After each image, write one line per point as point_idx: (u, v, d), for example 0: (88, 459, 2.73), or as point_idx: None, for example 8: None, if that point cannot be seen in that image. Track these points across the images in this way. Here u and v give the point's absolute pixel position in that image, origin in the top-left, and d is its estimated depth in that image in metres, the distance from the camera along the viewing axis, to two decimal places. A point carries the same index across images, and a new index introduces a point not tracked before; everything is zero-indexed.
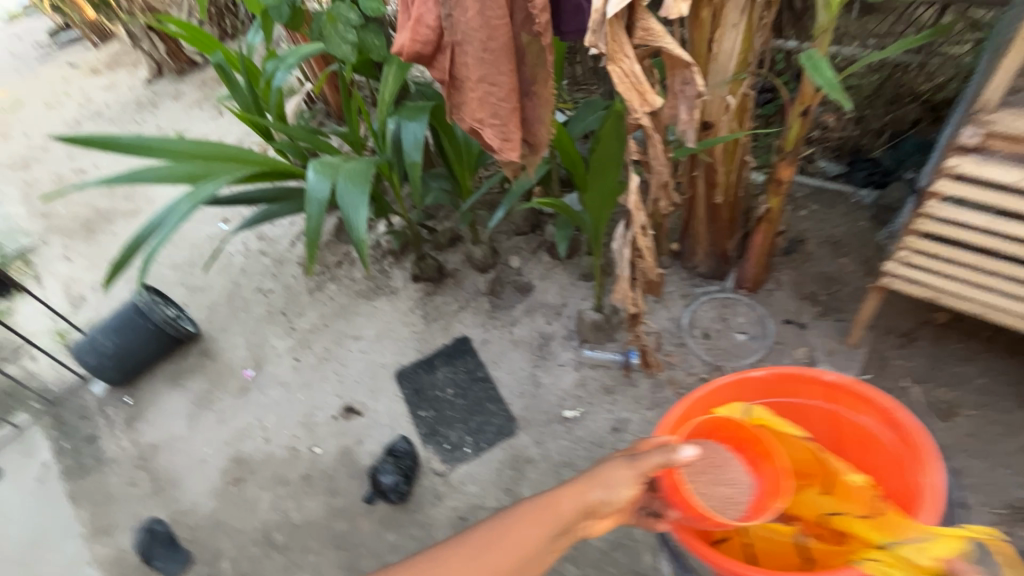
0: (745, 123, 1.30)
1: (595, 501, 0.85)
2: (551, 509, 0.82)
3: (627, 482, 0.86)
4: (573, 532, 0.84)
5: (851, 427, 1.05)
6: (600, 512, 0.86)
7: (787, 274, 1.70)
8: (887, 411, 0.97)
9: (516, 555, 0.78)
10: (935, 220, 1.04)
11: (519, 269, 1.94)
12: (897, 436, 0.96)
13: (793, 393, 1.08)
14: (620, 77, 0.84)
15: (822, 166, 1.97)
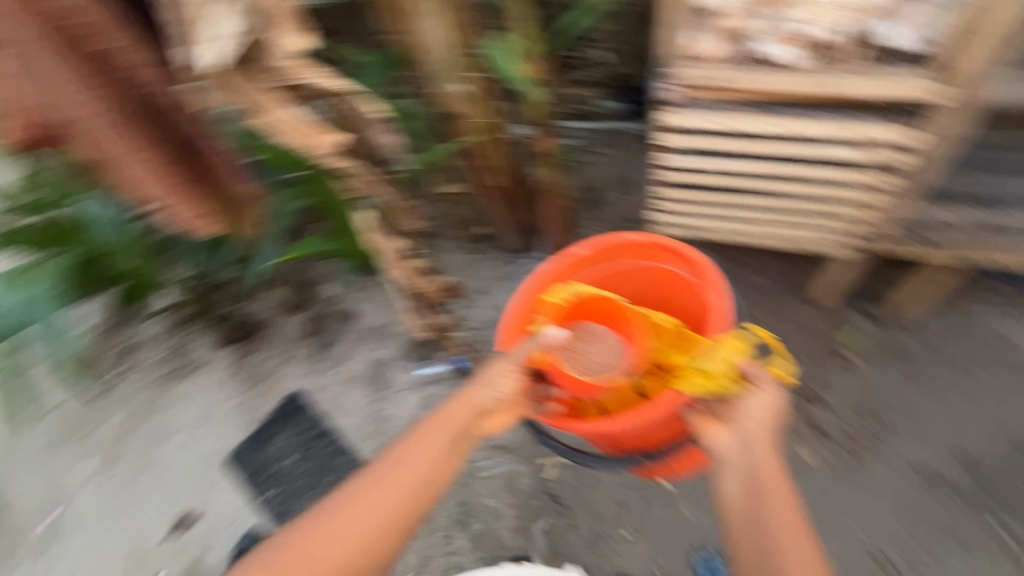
0: (493, 105, 1.23)
1: (484, 400, 0.90)
2: (446, 419, 0.87)
3: (508, 374, 0.92)
4: (472, 432, 0.89)
5: (661, 274, 1.08)
6: (492, 410, 0.91)
7: (592, 229, 1.75)
8: (684, 252, 1.02)
9: (423, 465, 0.81)
10: (676, 170, 1.06)
11: (336, 296, 1.73)
12: (694, 270, 1.01)
13: (615, 258, 1.08)
14: (281, 124, 0.77)
15: (605, 108, 1.87)
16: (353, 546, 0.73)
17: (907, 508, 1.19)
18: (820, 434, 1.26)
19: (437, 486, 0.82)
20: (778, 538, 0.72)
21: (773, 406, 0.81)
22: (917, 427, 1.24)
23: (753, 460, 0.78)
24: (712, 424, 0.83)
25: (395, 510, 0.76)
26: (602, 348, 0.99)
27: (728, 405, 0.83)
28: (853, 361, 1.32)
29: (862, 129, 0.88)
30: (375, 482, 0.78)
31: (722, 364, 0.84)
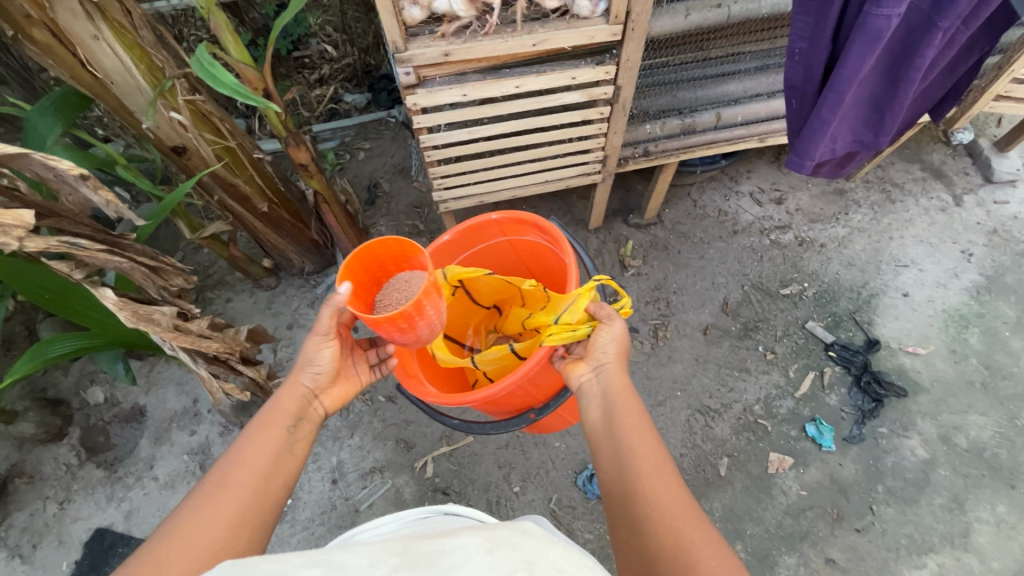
0: (224, 127, 1.09)
1: (307, 382, 0.79)
2: (273, 412, 0.74)
3: (322, 346, 0.80)
4: (310, 417, 0.77)
5: (525, 246, 1.08)
6: (325, 389, 0.81)
7: (384, 223, 1.70)
8: (536, 220, 1.01)
9: (260, 462, 0.69)
10: (440, 146, 1.09)
11: (110, 398, 1.43)
12: (547, 236, 1.00)
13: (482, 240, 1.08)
14: None
15: (351, 101, 1.87)
16: (195, 575, 0.56)
17: (707, 362, 1.45)
18: (631, 332, 1.49)
19: (286, 478, 0.70)
20: (629, 439, 0.74)
21: (621, 338, 0.88)
22: (691, 297, 1.53)
23: (610, 383, 0.84)
24: (576, 365, 0.88)
25: (240, 518, 0.63)
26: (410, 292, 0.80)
27: (588, 346, 0.89)
28: (634, 266, 1.57)
29: (575, 71, 1.00)
30: (206, 495, 0.64)
31: (576, 312, 0.92)
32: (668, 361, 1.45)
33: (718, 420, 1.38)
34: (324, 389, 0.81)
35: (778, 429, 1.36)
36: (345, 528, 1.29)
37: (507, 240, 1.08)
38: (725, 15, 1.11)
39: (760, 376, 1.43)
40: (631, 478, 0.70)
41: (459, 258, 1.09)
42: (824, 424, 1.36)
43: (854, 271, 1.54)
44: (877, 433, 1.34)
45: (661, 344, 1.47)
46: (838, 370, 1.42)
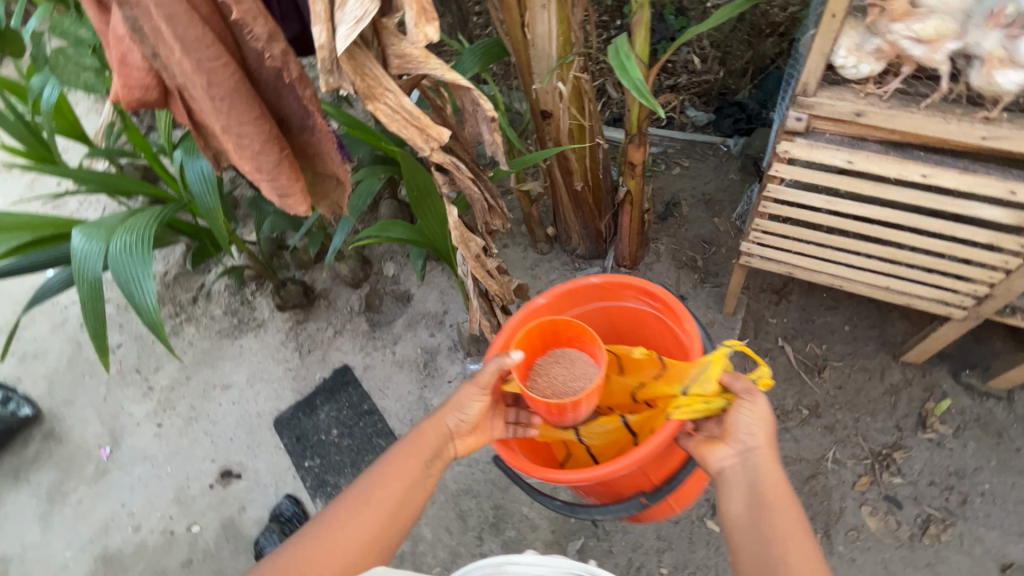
0: (589, 107, 1.17)
1: (452, 424, 0.87)
2: (417, 441, 0.86)
3: (475, 398, 0.86)
4: (447, 455, 0.87)
5: (624, 312, 1.01)
6: (463, 433, 0.88)
7: (664, 242, 1.66)
8: (644, 286, 0.95)
9: (399, 488, 0.82)
10: (784, 202, 0.97)
11: (395, 277, 1.76)
12: (657, 301, 0.94)
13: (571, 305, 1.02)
14: (388, 116, 0.72)
15: (692, 116, 1.83)
16: (339, 569, 0.75)
17: None
18: (892, 504, 1.17)
19: (415, 504, 0.83)
20: (780, 550, 0.69)
21: (767, 416, 0.77)
22: (1005, 515, 1.13)
23: (758, 473, 0.75)
24: (711, 448, 0.80)
25: (377, 531, 0.79)
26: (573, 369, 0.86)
27: (725, 425, 0.80)
28: (938, 431, 1.21)
29: (1021, 185, 0.76)
30: (355, 504, 0.80)
31: (709, 382, 0.79)
32: (927, 568, 1.10)
33: None
34: (461, 436, 0.88)
35: None
36: (498, 489, 1.36)
37: (604, 305, 1.01)
38: None
39: None
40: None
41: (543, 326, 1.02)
42: None
43: None
44: None
45: (927, 543, 1.12)
46: None
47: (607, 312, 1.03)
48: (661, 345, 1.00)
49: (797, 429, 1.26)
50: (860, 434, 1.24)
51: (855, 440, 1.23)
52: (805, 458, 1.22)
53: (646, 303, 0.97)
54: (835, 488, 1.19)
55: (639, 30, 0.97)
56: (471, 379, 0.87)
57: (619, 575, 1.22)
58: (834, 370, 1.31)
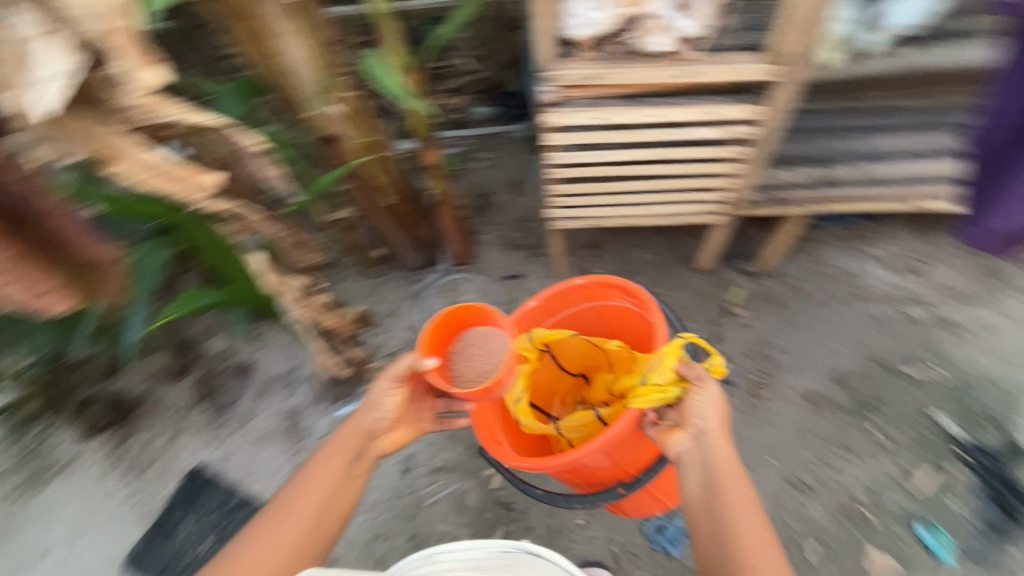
0: (372, 123, 1.19)
1: (370, 422, 0.88)
2: (336, 445, 0.86)
3: (388, 391, 0.87)
4: (368, 453, 0.88)
5: (611, 310, 1.06)
6: (384, 429, 0.90)
7: (489, 232, 1.75)
8: (624, 283, 1.00)
9: (319, 493, 0.82)
10: (567, 164, 1.10)
11: (226, 351, 1.58)
12: (635, 299, 0.99)
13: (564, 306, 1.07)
14: (145, 170, 0.67)
15: (479, 113, 1.91)
16: None
17: (808, 433, 1.33)
18: (727, 384, 1.41)
19: (338, 508, 0.83)
20: (735, 522, 0.77)
21: (718, 401, 0.85)
22: (801, 359, 1.42)
23: (712, 455, 0.83)
24: (672, 432, 0.87)
25: (299, 541, 0.78)
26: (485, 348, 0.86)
27: (682, 414, 0.87)
28: (739, 314, 1.49)
29: (721, 108, 0.98)
30: (272, 520, 0.79)
31: (665, 373, 0.87)
32: (764, 424, 1.35)
33: (813, 500, 1.26)
34: (384, 431, 0.90)
35: (884, 524, 1.22)
36: (407, 519, 1.33)
37: (594, 305, 1.07)
38: (897, 65, 1.02)
39: (869, 461, 1.29)
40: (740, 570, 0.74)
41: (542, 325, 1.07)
42: (940, 530, 1.20)
43: (1001, 364, 1.35)
44: (1004, 553, 1.18)
45: (758, 404, 1.37)
46: (967, 474, 1.25)
47: (597, 311, 1.08)
48: (648, 341, 1.04)
49: None
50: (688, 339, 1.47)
51: None
52: None
53: (627, 301, 1.02)
54: None
55: (389, 39, 1.02)
56: (382, 374, 0.88)
57: (545, 544, 1.27)
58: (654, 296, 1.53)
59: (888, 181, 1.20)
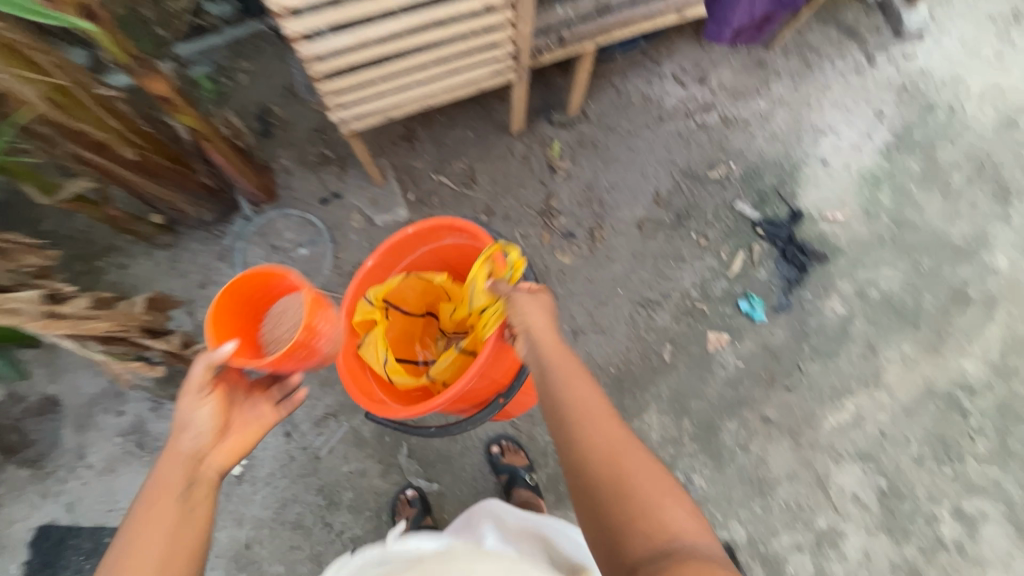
0: (45, 56, 0.91)
1: (189, 446, 0.71)
2: (155, 487, 0.67)
3: (195, 405, 0.73)
4: (204, 479, 0.70)
5: (450, 250, 1.01)
6: (214, 446, 0.73)
7: (286, 155, 1.52)
8: (453, 222, 0.95)
9: (152, 549, 0.63)
10: (327, 52, 0.95)
11: (16, 392, 1.31)
12: (467, 234, 0.95)
13: (402, 257, 1.00)
14: None
15: (215, 13, 1.57)
16: None
17: (644, 256, 1.47)
18: (569, 237, 1.48)
19: (188, 559, 0.64)
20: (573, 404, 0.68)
21: (541, 309, 0.78)
22: (623, 193, 1.52)
23: (540, 345, 0.74)
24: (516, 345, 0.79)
25: None
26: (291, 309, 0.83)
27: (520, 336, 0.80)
28: (562, 168, 1.53)
29: None
30: None
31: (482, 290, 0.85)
32: (607, 261, 1.46)
33: (659, 310, 1.42)
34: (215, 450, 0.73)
35: (714, 309, 1.42)
36: (308, 476, 1.28)
37: (430, 248, 1.01)
38: None
39: (695, 262, 1.46)
40: (598, 464, 0.62)
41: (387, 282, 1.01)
42: (755, 298, 1.42)
43: (776, 145, 1.55)
44: (802, 299, 1.42)
45: (598, 246, 1.47)
46: (766, 246, 1.46)
47: (436, 254, 1.02)
48: None
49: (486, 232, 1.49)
50: (524, 207, 1.51)
51: (523, 212, 1.50)
52: None
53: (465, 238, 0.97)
54: (534, 255, 1.47)
55: None
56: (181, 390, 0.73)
57: (450, 441, 1.30)
58: (481, 173, 1.54)
59: None
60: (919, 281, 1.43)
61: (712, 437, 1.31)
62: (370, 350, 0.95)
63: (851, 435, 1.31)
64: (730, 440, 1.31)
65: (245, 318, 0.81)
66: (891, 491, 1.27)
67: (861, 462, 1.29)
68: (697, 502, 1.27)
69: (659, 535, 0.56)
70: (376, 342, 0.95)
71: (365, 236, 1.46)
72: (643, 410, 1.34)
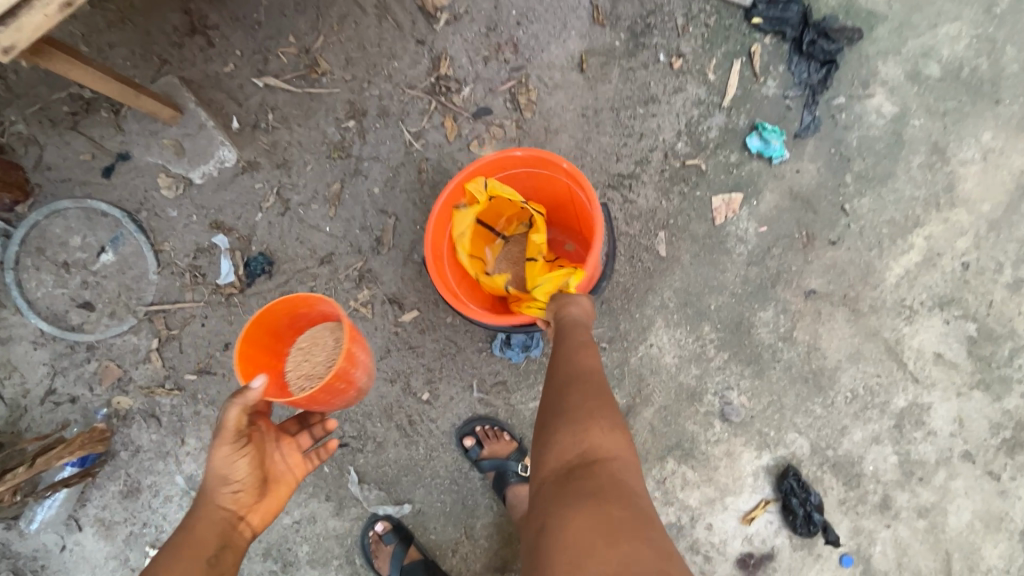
0: None
1: (225, 502, 0.69)
2: (186, 542, 0.67)
3: (232, 457, 0.67)
4: (235, 541, 0.70)
5: (579, 205, 0.82)
6: (245, 502, 0.70)
7: (20, 117, 0.96)
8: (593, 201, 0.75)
9: None
10: None
11: None
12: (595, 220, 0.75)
13: (547, 164, 0.80)
14: None
15: None
16: None
17: (599, 112, 0.99)
18: (484, 117, 0.99)
19: None
20: (574, 350, 0.66)
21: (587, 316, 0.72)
22: (544, 22, 0.99)
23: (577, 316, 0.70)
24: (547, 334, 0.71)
25: None
26: (322, 339, 0.82)
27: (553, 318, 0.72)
28: (443, 11, 0.99)
29: None
30: None
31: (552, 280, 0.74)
32: (548, 137, 0.98)
33: (637, 188, 0.98)
34: (249, 507, 0.71)
35: (714, 161, 0.98)
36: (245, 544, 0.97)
37: (568, 182, 0.80)
38: None
39: (673, 100, 0.98)
40: (556, 387, 0.63)
41: (517, 170, 0.82)
42: (768, 127, 0.97)
43: None
44: (833, 108, 0.98)
45: (530, 117, 0.99)
46: (769, 43, 0.98)
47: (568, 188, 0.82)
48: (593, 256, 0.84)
49: (365, 145, 0.99)
50: (405, 90, 0.99)
51: (407, 98, 0.99)
52: (396, 166, 0.99)
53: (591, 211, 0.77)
54: (441, 161, 0.99)
55: None
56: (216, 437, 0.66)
57: (408, 446, 0.98)
58: (326, 54, 0.99)
59: None
60: (995, 31, 0.97)
61: (745, 337, 0.97)
62: (458, 219, 0.79)
63: (924, 281, 0.97)
64: (769, 335, 0.97)
65: (271, 336, 0.80)
66: (981, 336, 0.97)
67: (940, 311, 0.97)
68: (741, 424, 0.97)
69: (578, 449, 0.56)
70: (467, 217, 0.78)
71: (189, 205, 0.97)
72: (648, 331, 0.98)
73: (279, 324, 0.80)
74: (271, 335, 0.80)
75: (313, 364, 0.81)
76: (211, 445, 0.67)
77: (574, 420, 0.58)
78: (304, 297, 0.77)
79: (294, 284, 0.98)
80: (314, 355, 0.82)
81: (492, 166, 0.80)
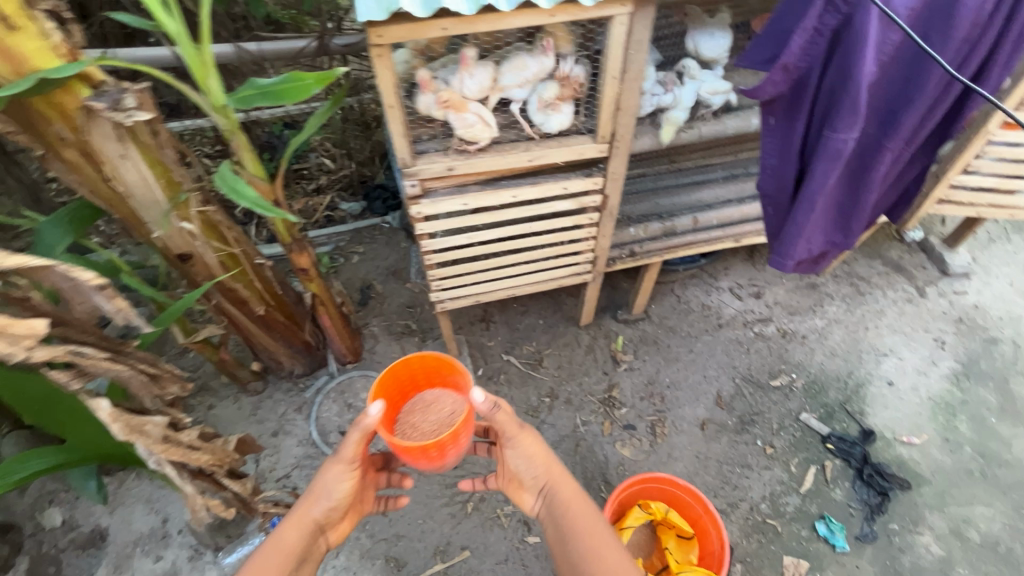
0: (232, 235, 1.13)
1: (318, 515, 0.85)
2: (280, 540, 0.82)
3: (342, 477, 0.86)
4: (313, 553, 0.85)
5: (699, 531, 1.15)
6: (331, 521, 0.88)
7: (376, 323, 1.71)
8: (720, 536, 1.09)
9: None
10: (445, 243, 1.13)
11: (69, 521, 1.33)
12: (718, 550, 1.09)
13: (684, 498, 1.16)
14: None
15: (345, 209, 2.02)
16: None
17: (707, 458, 1.43)
18: (630, 429, 1.49)
19: None
20: (556, 489, 0.87)
21: None
22: (685, 391, 1.56)
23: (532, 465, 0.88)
24: (523, 494, 0.92)
25: None
26: (442, 403, 0.93)
27: (506, 459, 0.90)
28: (625, 362, 1.61)
29: (567, 182, 1.08)
30: None
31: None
32: (669, 459, 1.43)
33: (726, 522, 1.32)
34: (331, 524, 0.89)
35: (788, 529, 1.31)
36: None
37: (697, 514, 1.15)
38: (720, 128, 1.19)
39: (762, 472, 1.40)
40: (564, 515, 0.84)
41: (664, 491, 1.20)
42: (834, 521, 1.31)
43: (837, 361, 1.59)
44: (888, 530, 1.30)
45: (659, 442, 1.46)
46: (839, 464, 1.40)
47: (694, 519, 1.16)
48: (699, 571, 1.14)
49: (550, 414, 1.53)
50: (586, 394, 1.56)
51: (585, 399, 1.55)
52: (563, 435, 1.48)
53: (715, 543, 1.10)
54: (593, 445, 1.47)
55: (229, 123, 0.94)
56: (335, 458, 0.86)
57: None
58: (549, 356, 1.64)
59: (715, 224, 1.44)
60: None
61: None
62: (634, 513, 1.16)
63: None
64: None
65: (404, 381, 0.93)
66: None
67: None
68: None
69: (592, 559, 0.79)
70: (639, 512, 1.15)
71: None
72: None
73: (420, 373, 0.95)
74: (406, 377, 0.92)
75: (427, 423, 0.91)
76: (326, 462, 0.87)
77: (583, 547, 0.80)
78: (444, 357, 0.91)
79: (466, 480, 1.38)
80: (430, 415, 0.92)
81: (652, 483, 1.19)
